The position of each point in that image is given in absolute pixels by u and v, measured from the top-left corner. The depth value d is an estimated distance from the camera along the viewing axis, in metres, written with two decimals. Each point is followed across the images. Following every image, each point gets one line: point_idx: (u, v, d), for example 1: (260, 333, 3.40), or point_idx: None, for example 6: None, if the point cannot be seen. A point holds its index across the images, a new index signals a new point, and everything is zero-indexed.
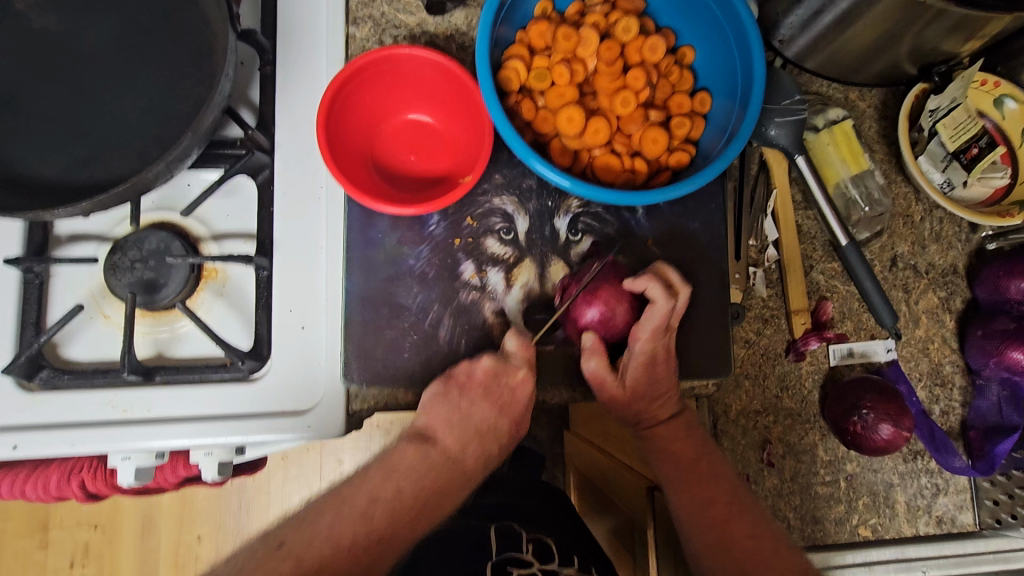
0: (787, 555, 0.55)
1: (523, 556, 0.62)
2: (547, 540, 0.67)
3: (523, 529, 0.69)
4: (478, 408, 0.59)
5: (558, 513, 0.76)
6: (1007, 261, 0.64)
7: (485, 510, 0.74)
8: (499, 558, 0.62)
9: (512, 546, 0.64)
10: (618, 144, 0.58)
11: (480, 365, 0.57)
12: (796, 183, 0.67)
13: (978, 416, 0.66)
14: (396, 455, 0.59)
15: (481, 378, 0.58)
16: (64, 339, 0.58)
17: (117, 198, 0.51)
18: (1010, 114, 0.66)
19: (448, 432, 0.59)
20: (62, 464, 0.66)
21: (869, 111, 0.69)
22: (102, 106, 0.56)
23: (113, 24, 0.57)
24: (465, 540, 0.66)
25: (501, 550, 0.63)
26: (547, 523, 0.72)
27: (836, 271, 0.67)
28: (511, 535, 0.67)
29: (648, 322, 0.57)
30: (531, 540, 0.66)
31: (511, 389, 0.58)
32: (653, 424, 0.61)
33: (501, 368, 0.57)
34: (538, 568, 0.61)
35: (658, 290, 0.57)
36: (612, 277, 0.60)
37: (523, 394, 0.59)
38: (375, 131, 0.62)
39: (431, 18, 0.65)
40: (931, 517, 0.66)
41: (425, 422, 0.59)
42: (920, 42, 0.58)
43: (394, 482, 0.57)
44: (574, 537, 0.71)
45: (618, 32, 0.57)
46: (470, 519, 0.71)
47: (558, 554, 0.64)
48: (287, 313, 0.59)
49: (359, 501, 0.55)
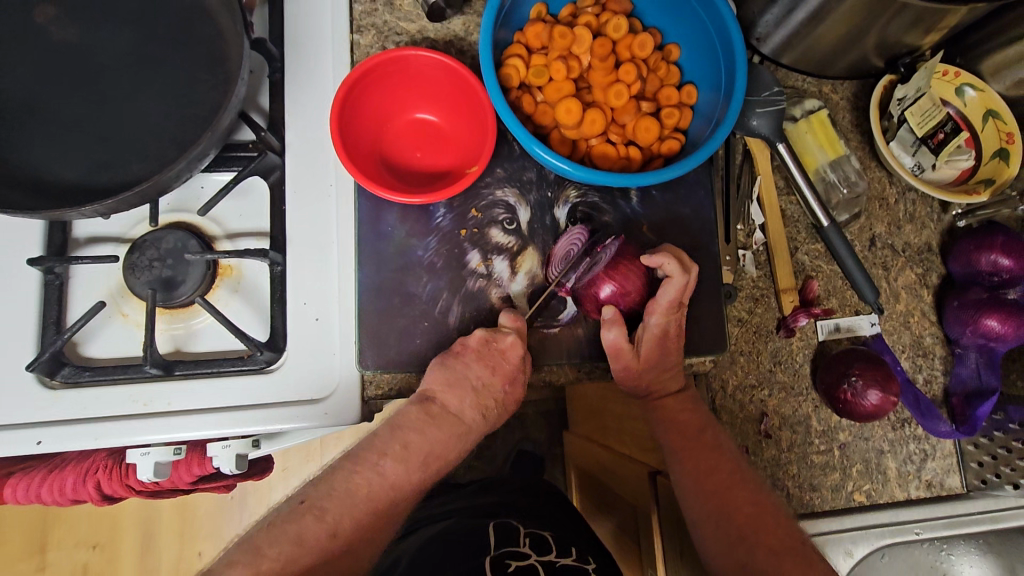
0: (787, 525, 0.57)
1: (520, 549, 0.64)
2: (543, 534, 0.69)
3: (521, 524, 0.71)
4: (474, 368, 0.59)
5: (563, 512, 0.78)
6: (977, 237, 0.69)
7: (492, 507, 0.77)
8: (498, 552, 0.63)
9: (510, 539, 0.66)
10: (613, 133, 0.62)
11: (474, 333, 0.59)
12: (779, 170, 0.71)
13: (958, 383, 0.70)
14: (400, 414, 0.59)
15: (474, 344, 0.59)
16: (84, 337, 0.60)
17: (139, 196, 0.54)
18: (970, 102, 0.71)
19: (448, 389, 0.59)
20: (77, 465, 0.66)
21: (842, 102, 0.74)
22: (121, 112, 0.59)
23: (130, 34, 0.60)
24: (469, 533, 0.68)
25: (499, 545, 0.65)
26: (544, 520, 0.74)
27: (820, 252, 0.71)
28: (508, 532, 0.69)
29: (664, 296, 0.61)
30: (529, 535, 0.69)
31: (502, 352, 0.59)
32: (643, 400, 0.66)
33: (492, 335, 0.59)
34: (535, 559, 0.62)
35: (674, 266, 0.61)
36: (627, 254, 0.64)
37: (516, 357, 0.60)
38: (383, 130, 0.65)
39: (431, 25, 0.69)
40: (921, 481, 0.69)
41: (427, 383, 0.59)
42: (885, 35, 0.63)
43: (404, 436, 0.57)
44: (577, 531, 0.73)
45: (609, 30, 0.61)
46: (477, 517, 0.73)
47: (553, 545, 0.67)
48: (302, 306, 0.61)
49: (371, 454, 0.56)
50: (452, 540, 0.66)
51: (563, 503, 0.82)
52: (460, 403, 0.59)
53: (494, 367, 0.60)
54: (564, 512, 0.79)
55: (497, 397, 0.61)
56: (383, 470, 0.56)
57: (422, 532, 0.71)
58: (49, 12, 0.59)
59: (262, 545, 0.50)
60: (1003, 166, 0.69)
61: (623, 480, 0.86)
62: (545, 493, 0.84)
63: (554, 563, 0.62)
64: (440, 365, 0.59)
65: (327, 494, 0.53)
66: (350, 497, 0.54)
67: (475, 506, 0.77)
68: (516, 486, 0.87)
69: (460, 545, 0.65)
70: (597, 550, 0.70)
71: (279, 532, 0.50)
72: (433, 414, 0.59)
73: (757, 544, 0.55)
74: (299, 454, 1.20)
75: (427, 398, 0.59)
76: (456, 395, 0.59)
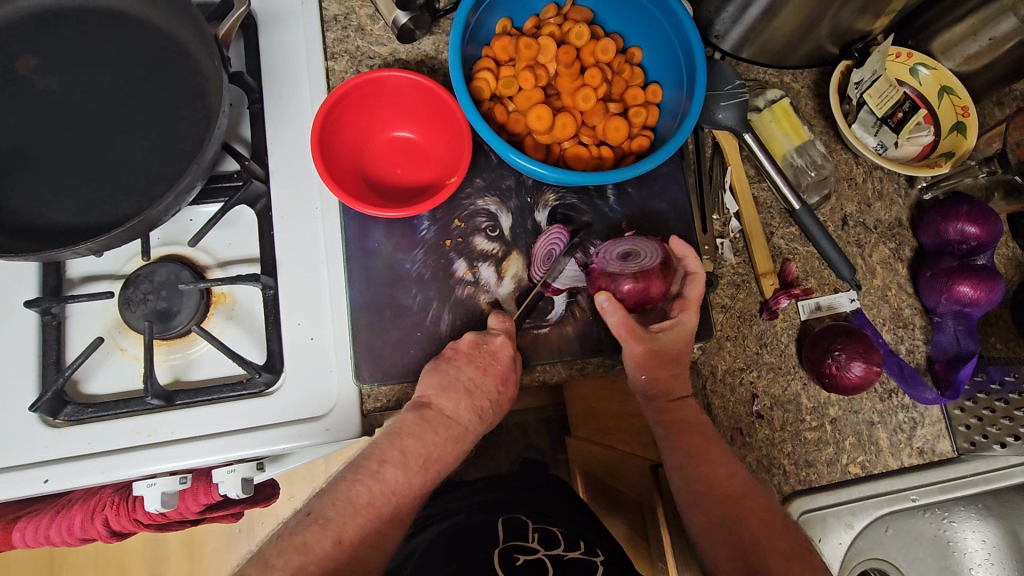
0: (793, 533, 0.59)
1: (527, 543, 0.65)
2: (553, 529, 0.70)
3: (529, 520, 0.72)
4: (466, 371, 0.60)
5: (569, 507, 0.80)
6: (943, 208, 0.71)
7: (498, 505, 0.78)
8: (507, 545, 0.65)
9: (519, 535, 0.67)
10: (584, 136, 0.65)
11: (464, 336, 0.62)
12: (749, 160, 0.73)
13: (939, 351, 0.72)
14: (396, 422, 0.60)
15: (466, 348, 0.61)
16: (84, 375, 0.61)
17: (130, 232, 0.55)
18: (925, 80, 0.74)
19: (443, 393, 0.60)
20: (84, 504, 0.68)
21: (803, 90, 0.77)
22: (106, 152, 0.60)
23: (110, 78, 0.62)
24: (475, 531, 0.69)
25: (508, 539, 0.66)
26: (552, 515, 0.76)
27: (795, 235, 0.73)
28: (517, 527, 0.70)
29: (692, 293, 0.65)
30: (538, 530, 0.70)
31: (493, 353, 0.61)
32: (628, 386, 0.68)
33: (481, 337, 0.62)
34: (544, 553, 0.63)
35: (695, 261, 0.65)
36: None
37: (507, 356, 0.62)
38: (363, 150, 0.67)
39: (402, 46, 0.71)
40: (913, 449, 0.71)
41: (421, 390, 0.60)
42: (837, 23, 0.66)
43: (402, 443, 0.58)
44: (586, 526, 0.74)
45: (572, 38, 0.63)
46: (484, 513, 0.74)
47: (561, 539, 0.68)
48: (296, 327, 0.63)
49: (371, 462, 0.57)
50: (455, 539, 0.67)
51: (572, 501, 0.83)
52: (455, 407, 0.61)
53: (486, 368, 0.61)
54: (570, 508, 0.80)
55: (492, 397, 0.62)
56: (382, 477, 0.56)
57: (428, 531, 0.72)
58: (31, 62, 0.61)
59: (271, 556, 0.50)
60: (961, 138, 0.73)
61: (626, 478, 0.86)
62: (549, 490, 0.85)
63: (563, 557, 0.63)
64: (433, 371, 0.61)
65: (330, 504, 0.54)
66: (351, 504, 0.54)
67: (483, 503, 0.78)
68: (522, 483, 0.88)
69: (462, 544, 0.66)
70: (603, 542, 0.71)
71: (287, 544, 0.51)
72: (428, 418, 0.59)
73: (768, 552, 0.57)
74: (302, 481, 1.19)
75: (422, 404, 0.60)
76: (452, 399, 0.60)
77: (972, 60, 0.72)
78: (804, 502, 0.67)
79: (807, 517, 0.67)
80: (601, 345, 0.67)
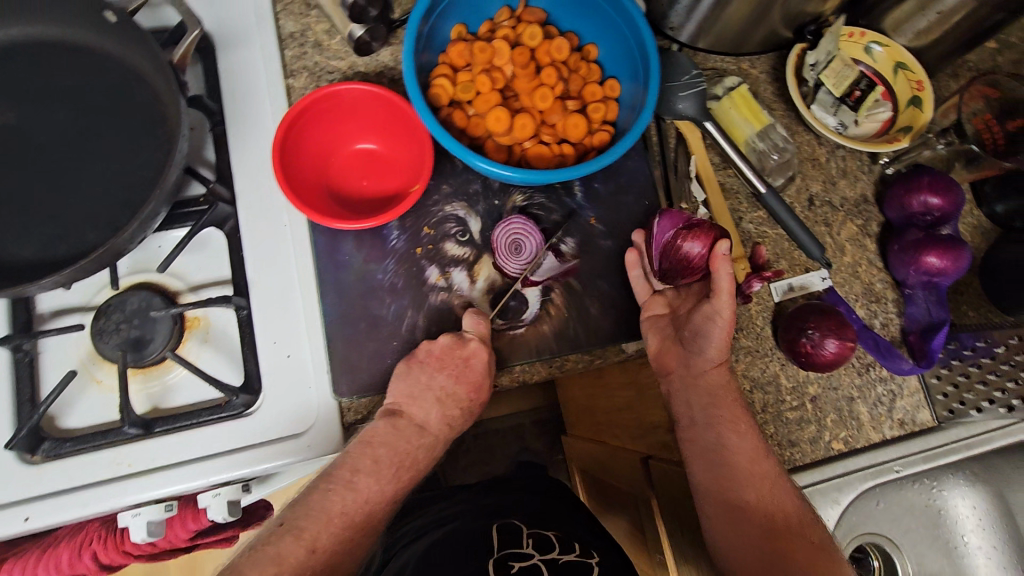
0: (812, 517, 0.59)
1: (522, 550, 0.65)
2: (547, 533, 0.70)
3: (524, 524, 0.72)
4: (438, 379, 0.61)
5: (563, 507, 0.80)
6: (906, 181, 0.72)
7: (493, 509, 0.78)
8: (502, 553, 0.65)
9: (513, 541, 0.67)
10: (545, 134, 0.65)
11: (439, 341, 0.62)
12: (713, 148, 0.74)
13: (912, 322, 0.73)
14: (367, 430, 0.59)
15: (439, 352, 0.62)
16: (60, 410, 0.61)
17: (96, 263, 0.55)
18: (879, 57, 0.75)
19: (412, 402, 0.61)
20: (71, 541, 0.67)
21: (762, 76, 0.78)
22: (68, 184, 0.60)
23: (68, 110, 0.62)
24: (468, 539, 0.69)
25: (503, 546, 0.66)
26: (548, 518, 0.75)
27: (763, 218, 0.74)
28: (512, 531, 0.70)
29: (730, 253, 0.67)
30: (532, 535, 0.69)
31: (465, 359, 0.61)
32: (667, 373, 0.66)
33: (456, 342, 0.62)
34: (538, 558, 0.63)
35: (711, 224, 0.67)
36: (660, 223, 0.67)
37: (480, 364, 0.62)
38: (328, 165, 0.67)
39: (360, 59, 0.72)
40: (894, 421, 0.72)
41: (391, 398, 0.61)
42: (787, 8, 0.67)
43: (374, 451, 0.58)
44: (580, 527, 0.75)
45: (526, 39, 0.64)
46: (478, 519, 0.74)
47: (556, 542, 0.68)
48: (272, 345, 0.63)
49: (343, 471, 0.57)
50: (448, 550, 0.67)
51: (568, 502, 0.83)
52: (426, 415, 0.61)
53: (459, 376, 0.62)
54: (565, 508, 0.80)
55: (463, 405, 0.63)
56: (356, 486, 0.56)
57: (420, 541, 0.71)
58: None
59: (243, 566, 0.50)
60: (917, 112, 0.74)
61: (620, 473, 0.86)
62: (545, 491, 0.85)
63: (557, 561, 0.63)
64: (408, 379, 0.61)
65: (303, 513, 0.54)
66: (323, 514, 0.54)
67: (479, 507, 0.78)
68: (518, 486, 0.88)
69: (455, 554, 0.66)
70: (600, 542, 0.71)
71: (259, 556, 0.51)
72: (400, 426, 0.60)
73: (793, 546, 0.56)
74: None
75: (394, 412, 0.60)
76: (422, 407, 0.61)
77: (924, 34, 0.73)
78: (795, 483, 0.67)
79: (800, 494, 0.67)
80: (578, 342, 0.67)
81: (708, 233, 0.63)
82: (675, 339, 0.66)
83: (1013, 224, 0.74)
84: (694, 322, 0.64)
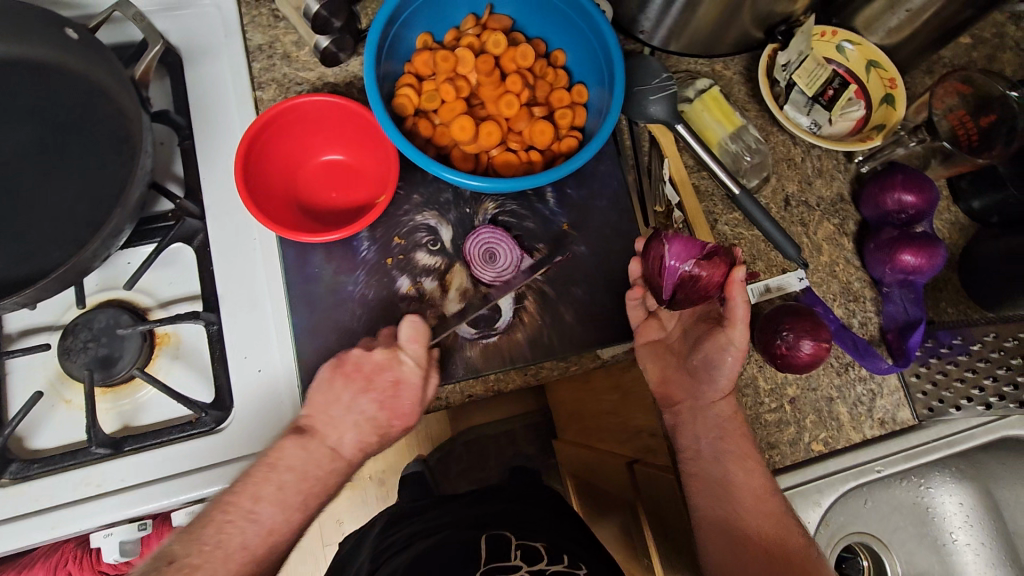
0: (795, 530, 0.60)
1: (509, 562, 0.62)
2: (536, 544, 0.67)
3: (514, 535, 0.69)
4: (363, 402, 0.61)
5: (551, 515, 0.79)
6: (880, 179, 0.72)
7: (482, 520, 0.75)
8: (488, 566, 0.61)
9: (500, 553, 0.64)
10: (512, 142, 0.65)
11: (373, 355, 0.61)
12: (685, 150, 0.73)
13: (889, 320, 0.73)
14: (274, 450, 0.57)
15: (368, 369, 0.61)
16: (28, 431, 0.60)
17: (58, 282, 0.54)
18: (852, 56, 0.75)
19: (329, 423, 0.60)
20: (46, 562, 0.74)
21: (735, 77, 0.78)
22: (33, 203, 0.60)
23: (32, 129, 0.61)
24: (454, 551, 0.65)
25: (488, 560, 0.62)
26: (538, 528, 0.73)
27: (739, 220, 0.73)
28: (500, 544, 0.66)
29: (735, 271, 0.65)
30: (520, 547, 0.66)
31: (394, 382, 0.61)
32: (674, 404, 0.68)
33: (390, 357, 0.60)
34: (526, 569, 0.60)
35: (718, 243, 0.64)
36: (672, 249, 0.61)
37: (406, 390, 0.61)
38: (296, 176, 0.67)
39: (329, 70, 0.71)
40: (874, 420, 0.71)
41: (308, 415, 0.59)
42: (754, 10, 0.67)
43: (277, 476, 0.56)
44: (571, 537, 0.72)
45: (490, 47, 0.64)
46: (465, 530, 0.71)
47: (545, 554, 0.65)
48: (242, 360, 0.62)
49: (244, 500, 0.55)
50: (427, 565, 0.63)
51: (558, 512, 0.81)
52: (340, 437, 0.60)
53: (384, 401, 0.61)
54: (552, 516, 0.78)
55: (381, 431, 0.62)
56: (258, 516, 0.55)
57: (408, 551, 0.69)
58: None
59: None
60: (891, 110, 0.73)
61: (607, 477, 0.85)
62: (534, 500, 0.84)
63: (545, 572, 0.60)
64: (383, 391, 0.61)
65: (195, 549, 0.52)
66: (220, 550, 0.53)
67: (464, 518, 0.76)
68: (507, 495, 0.86)
69: (438, 566, 0.63)
70: (591, 555, 0.68)
71: None
72: (309, 448, 0.58)
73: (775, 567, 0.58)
74: None
75: (305, 431, 0.59)
76: (337, 428, 0.60)
77: (895, 32, 0.73)
78: (782, 484, 0.67)
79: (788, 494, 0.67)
80: (553, 349, 0.67)
81: (723, 262, 0.61)
82: (681, 368, 0.68)
83: (990, 220, 0.74)
84: (704, 352, 0.66)
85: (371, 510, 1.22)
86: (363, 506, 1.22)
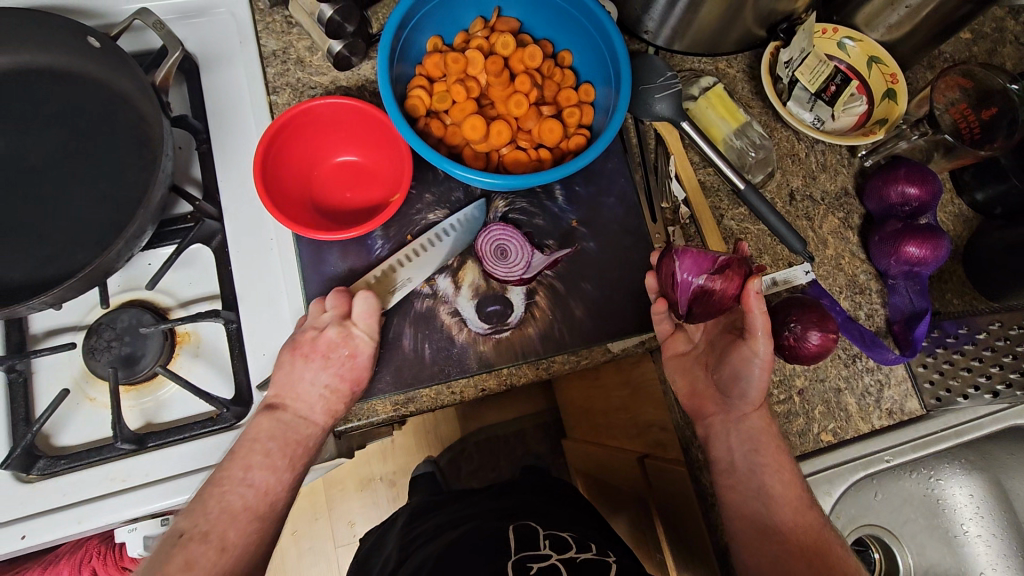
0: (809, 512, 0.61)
1: (539, 551, 0.63)
2: (563, 535, 0.68)
3: (540, 526, 0.70)
4: (322, 377, 0.61)
5: (573, 509, 0.79)
6: (884, 172, 0.73)
7: (510, 512, 0.76)
8: (520, 554, 0.62)
9: (529, 543, 0.65)
10: (522, 140, 0.67)
11: (326, 334, 0.61)
12: (690, 147, 0.75)
13: (895, 311, 0.74)
14: (251, 425, 0.59)
15: (323, 348, 0.61)
16: (54, 429, 0.62)
17: (83, 282, 0.56)
18: (853, 52, 0.76)
19: (297, 395, 0.61)
20: (70, 559, 0.78)
21: (738, 75, 0.79)
22: (58, 207, 0.62)
23: (56, 135, 0.63)
24: (483, 542, 0.66)
25: (519, 548, 0.64)
26: (564, 522, 0.73)
27: (745, 215, 0.75)
28: (527, 536, 0.67)
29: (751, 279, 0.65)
30: (548, 537, 0.68)
31: (351, 355, 0.62)
32: (706, 417, 0.67)
33: (346, 332, 0.62)
34: (556, 558, 0.61)
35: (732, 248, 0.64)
36: (683, 262, 0.62)
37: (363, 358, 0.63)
38: (311, 177, 0.68)
39: (341, 74, 0.73)
40: (882, 410, 0.72)
41: (274, 392, 0.61)
42: (756, 9, 0.68)
43: (263, 446, 0.58)
44: (591, 529, 0.73)
45: (499, 48, 0.65)
46: (493, 521, 0.72)
47: (572, 542, 0.66)
48: (262, 356, 0.64)
49: (236, 470, 0.56)
50: (451, 557, 0.64)
51: (578, 506, 0.81)
52: (309, 407, 0.61)
53: (343, 373, 0.62)
54: (571, 509, 0.79)
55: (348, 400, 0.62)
56: (252, 481, 0.57)
57: (433, 542, 0.69)
58: None
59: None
60: (892, 105, 0.74)
61: (618, 473, 0.85)
62: (551, 495, 0.84)
63: (575, 559, 0.61)
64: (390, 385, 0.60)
65: (201, 518, 0.54)
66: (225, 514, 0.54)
67: (487, 511, 0.77)
68: (525, 489, 0.87)
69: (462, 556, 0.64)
70: (614, 544, 0.69)
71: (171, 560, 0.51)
72: (284, 418, 0.60)
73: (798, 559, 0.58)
74: (304, 513, 1.22)
75: (275, 405, 0.60)
76: (305, 400, 0.61)
77: (895, 28, 0.74)
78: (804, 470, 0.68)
79: (813, 479, 0.68)
80: (565, 343, 0.68)
81: (737, 272, 0.61)
82: (711, 380, 0.68)
83: (993, 211, 0.75)
84: (732, 363, 0.65)
85: (384, 511, 1.23)
86: (375, 507, 1.23)
